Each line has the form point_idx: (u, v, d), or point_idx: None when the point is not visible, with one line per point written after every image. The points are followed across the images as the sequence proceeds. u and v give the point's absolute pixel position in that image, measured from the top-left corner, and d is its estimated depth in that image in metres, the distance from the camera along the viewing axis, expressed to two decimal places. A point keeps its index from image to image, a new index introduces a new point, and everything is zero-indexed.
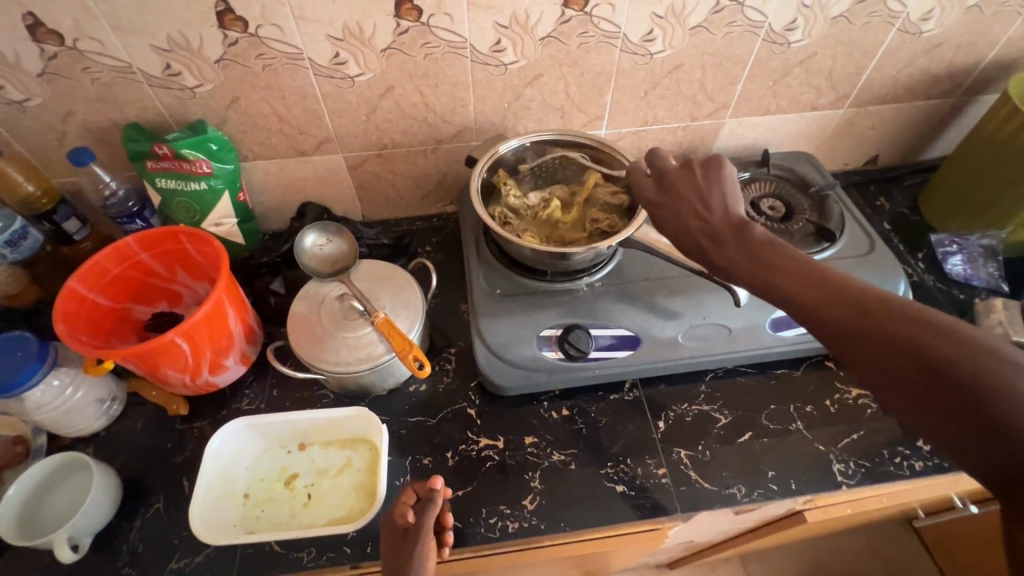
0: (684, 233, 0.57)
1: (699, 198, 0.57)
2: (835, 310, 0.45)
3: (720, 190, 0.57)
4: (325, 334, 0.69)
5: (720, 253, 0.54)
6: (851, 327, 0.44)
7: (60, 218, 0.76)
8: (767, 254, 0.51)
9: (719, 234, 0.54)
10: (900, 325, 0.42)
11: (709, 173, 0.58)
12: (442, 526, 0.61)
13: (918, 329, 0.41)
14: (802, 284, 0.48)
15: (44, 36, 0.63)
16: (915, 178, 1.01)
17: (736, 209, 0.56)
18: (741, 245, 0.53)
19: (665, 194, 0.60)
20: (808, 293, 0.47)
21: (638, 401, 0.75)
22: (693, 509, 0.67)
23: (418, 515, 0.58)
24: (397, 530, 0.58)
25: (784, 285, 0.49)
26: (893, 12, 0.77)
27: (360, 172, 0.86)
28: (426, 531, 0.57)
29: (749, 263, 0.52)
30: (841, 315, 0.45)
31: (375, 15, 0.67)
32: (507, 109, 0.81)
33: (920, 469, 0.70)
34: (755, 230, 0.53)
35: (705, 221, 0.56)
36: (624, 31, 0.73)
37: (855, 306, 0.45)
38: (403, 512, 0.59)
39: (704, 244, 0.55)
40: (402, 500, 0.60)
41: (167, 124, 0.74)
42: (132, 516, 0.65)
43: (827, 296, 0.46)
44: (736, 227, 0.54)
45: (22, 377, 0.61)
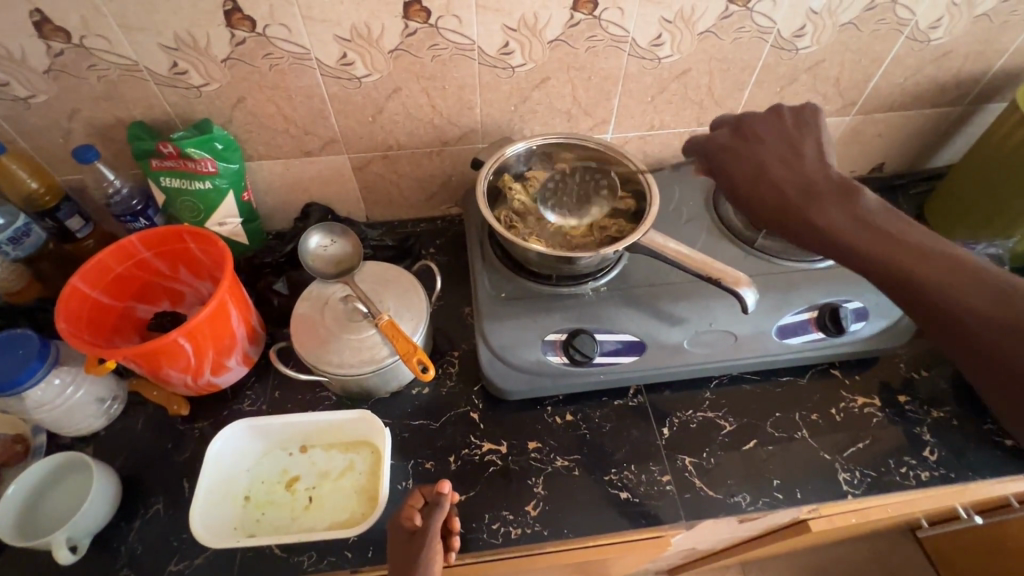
0: (774, 188, 0.60)
1: (793, 151, 0.62)
2: (952, 287, 0.48)
3: (815, 148, 0.62)
4: (328, 335, 0.69)
5: (822, 210, 0.57)
6: (970, 307, 0.47)
7: (63, 216, 0.75)
8: (876, 220, 0.54)
9: (821, 191, 0.58)
10: (1023, 307, 0.45)
11: (804, 133, 0.63)
12: (449, 529, 0.61)
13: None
14: (916, 257, 0.51)
15: (51, 33, 0.62)
16: (920, 187, 1.01)
17: (833, 168, 0.60)
18: (845, 206, 0.56)
19: (754, 151, 0.63)
20: (924, 267, 0.50)
21: (642, 406, 0.74)
22: (697, 517, 0.66)
23: (424, 519, 0.58)
24: (404, 533, 0.59)
25: (897, 255, 0.51)
26: (901, 20, 0.77)
27: (365, 174, 0.85)
28: (434, 534, 0.57)
29: (854, 227, 0.55)
30: (958, 292, 0.48)
31: (384, 16, 0.67)
32: (514, 112, 0.81)
33: (926, 479, 0.69)
34: (861, 195, 0.57)
35: (802, 176, 0.59)
36: (632, 35, 0.73)
37: (977, 285, 0.48)
38: (410, 515, 0.59)
39: (797, 200, 0.58)
40: (409, 503, 0.60)
41: (172, 123, 0.74)
42: (131, 516, 0.65)
43: (944, 272, 0.49)
44: (839, 186, 0.58)
45: (23, 376, 0.61)
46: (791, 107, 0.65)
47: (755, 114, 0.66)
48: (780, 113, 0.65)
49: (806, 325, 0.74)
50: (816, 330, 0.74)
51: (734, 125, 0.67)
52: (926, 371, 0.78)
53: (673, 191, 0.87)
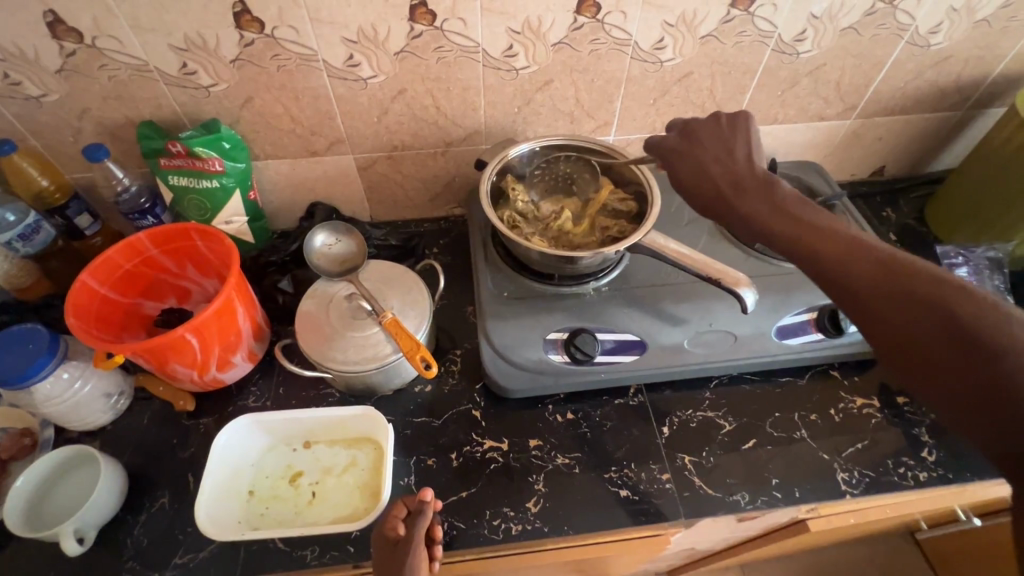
0: (709, 183, 0.61)
1: (725, 149, 0.62)
2: (852, 262, 0.49)
3: (747, 144, 0.62)
4: (333, 333, 0.70)
5: (746, 203, 0.58)
6: (866, 279, 0.47)
7: (72, 213, 0.76)
8: (795, 210, 0.55)
9: (747, 186, 0.58)
10: (910, 277, 0.45)
11: (737, 131, 0.63)
12: (432, 538, 0.60)
13: (929, 282, 0.45)
14: (824, 239, 0.51)
15: (63, 33, 0.64)
16: (921, 190, 1.01)
17: (761, 165, 0.60)
18: (767, 198, 0.57)
19: (689, 149, 0.64)
20: (830, 246, 0.51)
21: (642, 406, 0.75)
22: (697, 515, 0.67)
23: (408, 528, 0.58)
24: (387, 543, 0.59)
25: (808, 239, 0.52)
26: (901, 25, 0.78)
27: (369, 174, 0.86)
28: (418, 543, 0.57)
29: (774, 217, 0.55)
30: (855, 266, 0.48)
31: (390, 19, 0.68)
32: (517, 114, 0.82)
33: (925, 479, 0.70)
34: (781, 187, 0.58)
35: (733, 172, 0.60)
36: (635, 38, 0.74)
37: (870, 260, 0.48)
38: (394, 525, 0.59)
39: (727, 193, 0.59)
40: (392, 513, 0.60)
41: (180, 122, 0.75)
42: (138, 510, 0.65)
43: (846, 249, 0.50)
44: (762, 181, 0.58)
45: (32, 370, 0.62)
46: (727, 111, 0.64)
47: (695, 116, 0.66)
48: (717, 115, 0.65)
49: (806, 326, 0.75)
50: (816, 331, 0.75)
51: (676, 125, 0.67)
52: None
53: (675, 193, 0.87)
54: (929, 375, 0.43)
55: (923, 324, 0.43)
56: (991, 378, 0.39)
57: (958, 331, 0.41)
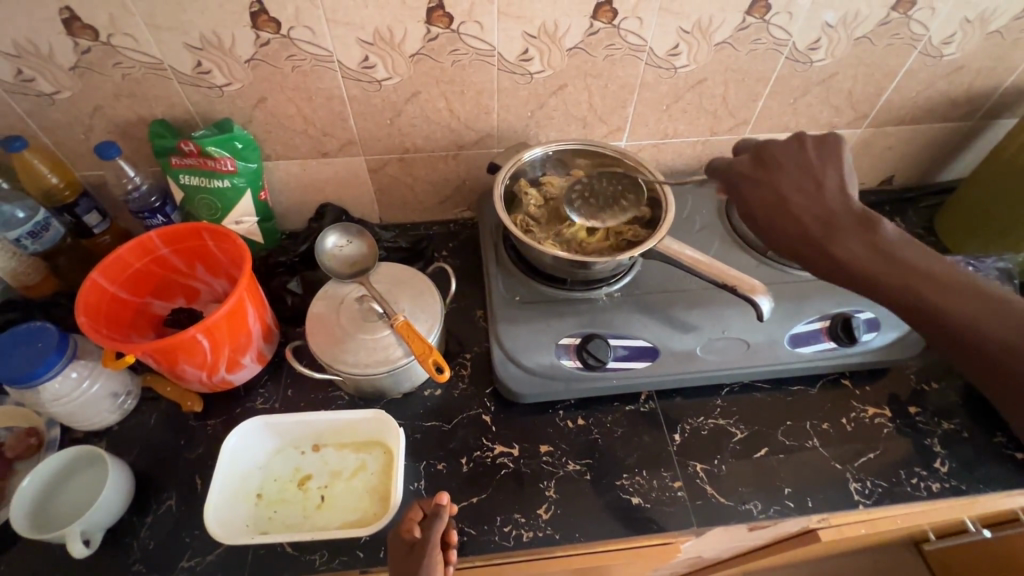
0: (795, 220, 0.61)
1: (812, 181, 0.62)
2: (974, 319, 0.53)
3: (835, 175, 0.62)
4: (343, 335, 0.69)
5: (843, 243, 0.58)
6: (991, 337, 0.52)
7: (81, 211, 0.75)
8: (900, 255, 0.57)
9: (840, 224, 0.59)
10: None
11: (828, 162, 0.63)
12: (447, 542, 0.59)
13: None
14: (938, 290, 0.54)
15: (79, 31, 0.63)
16: (929, 200, 1.01)
17: (853, 199, 0.61)
18: (867, 240, 0.58)
19: (771, 179, 0.64)
20: (944, 298, 0.54)
21: (653, 412, 0.75)
22: (709, 524, 0.66)
23: (425, 531, 0.58)
24: (404, 547, 0.58)
25: (920, 289, 0.55)
26: (915, 35, 0.78)
27: (380, 175, 0.86)
28: (434, 546, 0.56)
29: (878, 260, 0.57)
30: (979, 324, 0.52)
31: (407, 21, 0.68)
32: (530, 118, 0.82)
33: (937, 490, 0.70)
34: (880, 225, 0.58)
35: (823, 208, 0.60)
36: (650, 44, 0.74)
37: (999, 318, 0.52)
38: (409, 528, 0.58)
39: (817, 233, 0.60)
40: (408, 516, 0.59)
41: (192, 121, 0.75)
42: (144, 512, 0.65)
43: (964, 302, 0.54)
44: (860, 218, 0.59)
45: (41, 369, 0.61)
46: (811, 136, 0.65)
47: (775, 142, 0.66)
48: (801, 140, 0.65)
49: (818, 334, 0.75)
50: (828, 339, 0.75)
51: (753, 152, 0.68)
52: (937, 384, 0.78)
53: (686, 200, 0.87)
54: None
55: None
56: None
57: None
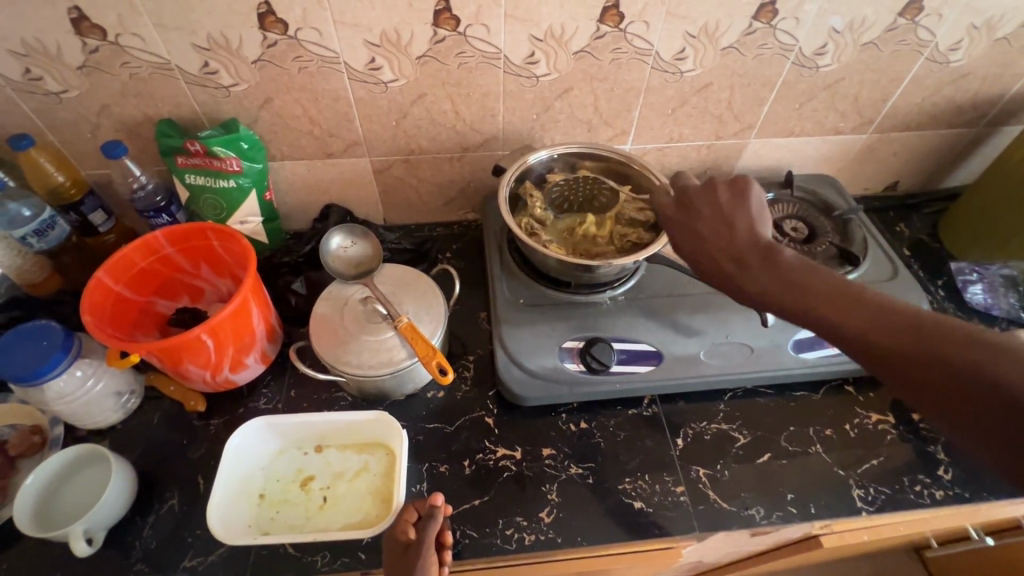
0: (708, 258, 0.59)
1: (722, 221, 0.59)
2: (881, 332, 0.47)
3: (745, 212, 0.59)
4: (348, 336, 0.69)
5: (753, 281, 0.55)
6: (897, 348, 0.45)
7: (87, 210, 0.77)
8: (802, 281, 0.52)
9: (748, 259, 0.56)
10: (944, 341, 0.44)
11: (737, 201, 0.60)
12: (442, 543, 0.60)
13: (963, 347, 0.43)
14: (837, 306, 0.49)
15: (87, 30, 0.64)
16: (934, 206, 1.01)
17: (763, 233, 0.58)
18: (772, 272, 0.54)
19: (688, 221, 0.62)
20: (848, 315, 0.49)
21: (656, 417, 0.75)
22: (711, 529, 0.66)
23: (419, 532, 0.58)
24: (399, 546, 0.58)
25: (825, 312, 0.50)
26: (922, 42, 0.78)
27: (385, 177, 0.86)
28: (429, 547, 0.57)
29: (784, 290, 0.53)
30: (881, 332, 0.47)
31: (413, 23, 0.68)
32: (536, 120, 0.82)
33: (941, 498, 0.69)
34: (780, 252, 0.55)
35: (731, 245, 0.58)
36: (656, 48, 0.74)
37: (904, 326, 0.46)
38: (404, 529, 0.59)
39: (731, 271, 0.57)
40: (403, 516, 0.60)
41: (199, 121, 0.75)
42: (147, 511, 0.65)
43: (869, 318, 0.48)
44: (765, 252, 0.56)
45: (46, 367, 0.61)
46: (724, 179, 0.62)
47: (693, 186, 0.64)
48: (715, 187, 0.62)
49: (822, 340, 0.75)
50: (831, 345, 0.75)
51: (675, 194, 0.65)
52: None
53: None
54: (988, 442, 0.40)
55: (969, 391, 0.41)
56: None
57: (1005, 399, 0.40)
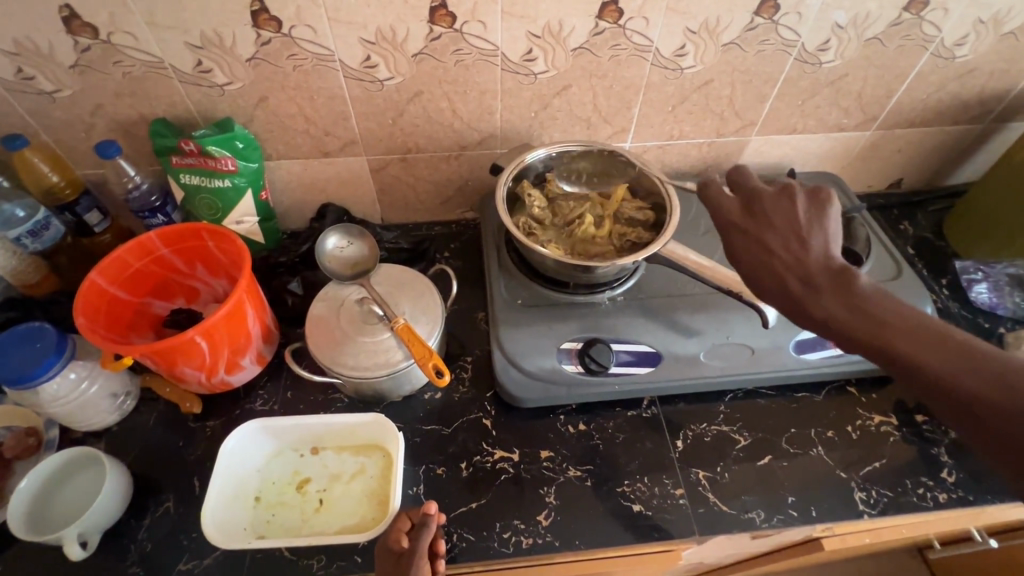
0: (777, 277, 0.56)
1: (799, 239, 0.58)
2: (956, 372, 0.46)
3: (821, 232, 0.58)
4: (343, 337, 0.68)
5: (819, 302, 0.53)
6: (971, 391, 0.44)
7: (82, 210, 0.75)
8: (875, 310, 0.51)
9: (819, 282, 0.54)
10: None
11: (815, 221, 0.59)
12: (436, 552, 0.59)
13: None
14: (915, 343, 0.48)
15: (79, 29, 0.63)
16: (939, 203, 1.00)
17: (836, 256, 0.56)
18: (844, 297, 0.52)
19: (758, 233, 0.60)
20: (919, 349, 0.48)
21: (656, 418, 0.74)
22: (711, 532, 0.65)
23: (412, 541, 0.57)
24: (391, 557, 0.58)
25: (897, 343, 0.49)
26: (927, 37, 0.76)
27: (382, 176, 0.85)
28: (422, 555, 0.56)
29: (858, 320, 0.51)
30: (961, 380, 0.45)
31: (409, 20, 0.67)
32: (534, 118, 0.81)
33: (944, 501, 0.68)
34: (857, 281, 0.53)
35: (802, 264, 0.56)
36: (656, 45, 0.73)
37: (980, 371, 0.45)
38: (397, 538, 0.58)
39: (797, 290, 0.55)
40: (395, 526, 0.59)
41: (193, 120, 0.74)
42: (142, 513, 0.64)
43: (949, 358, 0.46)
44: (838, 275, 0.54)
45: (39, 370, 0.61)
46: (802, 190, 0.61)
47: (767, 193, 0.63)
48: (791, 195, 0.61)
49: (824, 341, 0.73)
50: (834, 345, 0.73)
51: (744, 198, 0.64)
52: None
53: (691, 202, 0.87)
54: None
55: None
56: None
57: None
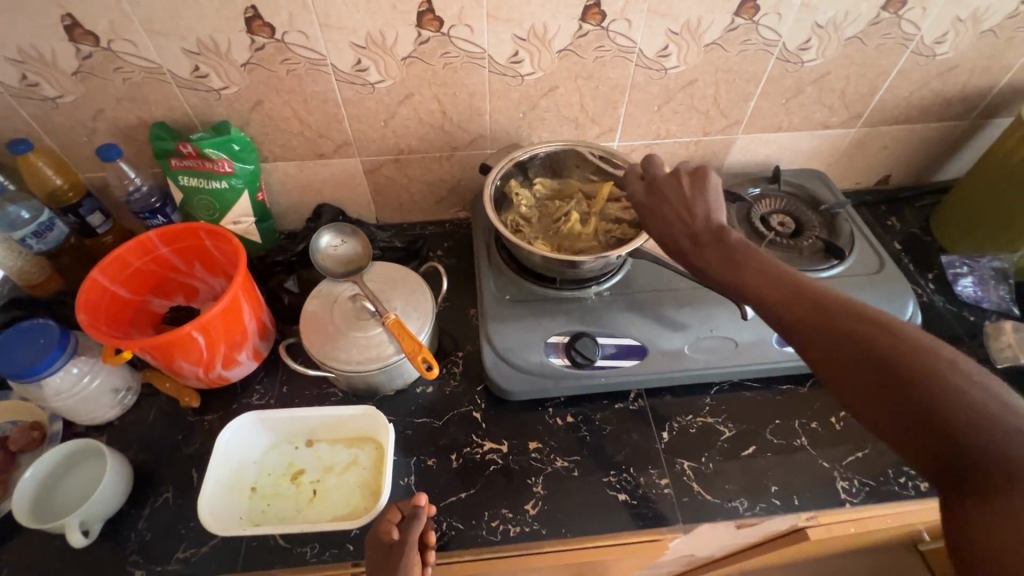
0: (669, 237, 0.63)
1: (684, 205, 0.63)
2: (794, 308, 0.50)
3: (702, 197, 0.62)
4: (336, 333, 0.70)
5: (700, 258, 0.59)
6: (804, 323, 0.49)
7: (85, 212, 0.78)
8: (740, 261, 0.56)
9: (700, 240, 0.60)
10: (850, 321, 0.46)
11: (699, 187, 0.63)
12: (425, 543, 0.61)
13: (866, 326, 0.46)
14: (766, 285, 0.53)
15: (80, 37, 0.65)
16: (925, 200, 1.01)
17: (719, 219, 0.61)
18: (719, 252, 0.58)
19: (650, 201, 0.65)
20: (771, 288, 0.53)
21: (642, 410, 0.75)
22: (694, 521, 0.67)
23: (403, 532, 0.59)
24: (382, 547, 0.59)
25: (752, 287, 0.54)
26: (907, 35, 0.78)
27: (376, 177, 0.87)
28: (411, 548, 0.57)
29: (726, 269, 0.57)
30: (797, 314, 0.50)
31: (398, 25, 0.69)
32: (523, 119, 0.83)
33: (925, 489, 0.70)
34: (731, 237, 0.59)
35: (687, 225, 0.61)
36: (639, 46, 0.75)
37: (819, 305, 0.49)
38: (388, 529, 0.59)
39: (685, 248, 0.61)
40: (387, 517, 0.61)
41: (191, 124, 0.77)
42: (142, 504, 0.67)
43: (790, 297, 0.51)
44: (716, 234, 0.59)
45: (42, 365, 0.63)
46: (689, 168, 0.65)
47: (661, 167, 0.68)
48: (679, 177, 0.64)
49: None
50: None
51: (647, 177, 0.68)
52: None
53: None
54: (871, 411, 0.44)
55: (853, 364, 0.45)
56: (924, 412, 0.40)
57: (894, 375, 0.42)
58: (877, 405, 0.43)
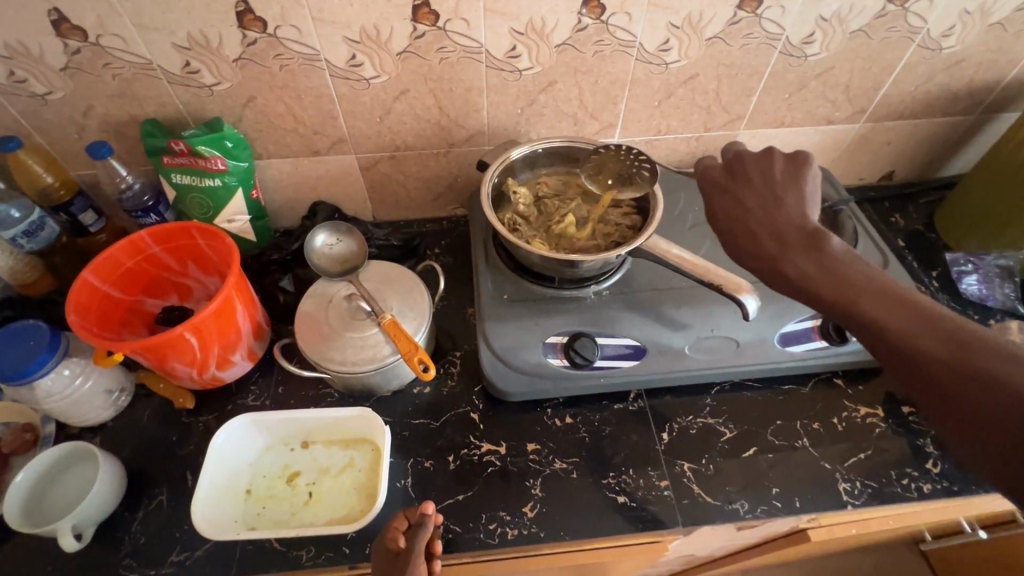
0: (753, 235, 0.60)
1: (776, 201, 0.60)
2: (906, 328, 0.47)
3: (798, 196, 0.60)
4: (331, 333, 0.70)
5: (789, 260, 0.56)
6: (919, 347, 0.46)
7: (77, 210, 0.77)
8: (843, 269, 0.53)
9: (790, 240, 0.57)
10: (971, 349, 0.44)
11: (793, 188, 0.61)
12: (431, 552, 0.59)
13: (985, 355, 0.43)
14: (873, 300, 0.49)
15: (68, 32, 0.64)
16: (930, 196, 0.99)
17: (813, 218, 0.58)
18: (814, 255, 0.55)
19: (741, 194, 0.63)
20: (876, 304, 0.49)
21: (642, 411, 0.75)
22: (694, 523, 0.66)
23: (409, 540, 0.58)
24: (388, 555, 0.59)
25: (856, 298, 0.50)
26: (913, 28, 0.76)
27: (372, 173, 0.86)
28: (417, 556, 0.56)
29: (823, 277, 0.53)
30: (912, 336, 0.46)
31: (392, 18, 0.67)
32: (521, 115, 0.81)
33: (928, 491, 0.69)
34: (829, 242, 0.55)
35: (776, 224, 0.59)
36: (640, 40, 0.73)
37: (931, 327, 0.46)
38: (395, 537, 0.59)
39: (771, 248, 0.58)
40: (394, 524, 0.60)
41: (183, 121, 0.75)
42: (136, 506, 0.66)
43: (901, 316, 0.48)
44: (810, 235, 0.56)
45: (33, 367, 0.62)
46: (780, 154, 0.65)
47: (750, 155, 0.66)
48: (772, 157, 0.65)
49: (810, 333, 0.74)
50: (820, 338, 0.74)
51: (727, 162, 0.68)
52: None
53: (678, 197, 0.87)
54: (981, 446, 0.41)
55: (977, 399, 0.42)
56: None
57: (1019, 412, 0.40)
58: (989, 441, 0.41)
